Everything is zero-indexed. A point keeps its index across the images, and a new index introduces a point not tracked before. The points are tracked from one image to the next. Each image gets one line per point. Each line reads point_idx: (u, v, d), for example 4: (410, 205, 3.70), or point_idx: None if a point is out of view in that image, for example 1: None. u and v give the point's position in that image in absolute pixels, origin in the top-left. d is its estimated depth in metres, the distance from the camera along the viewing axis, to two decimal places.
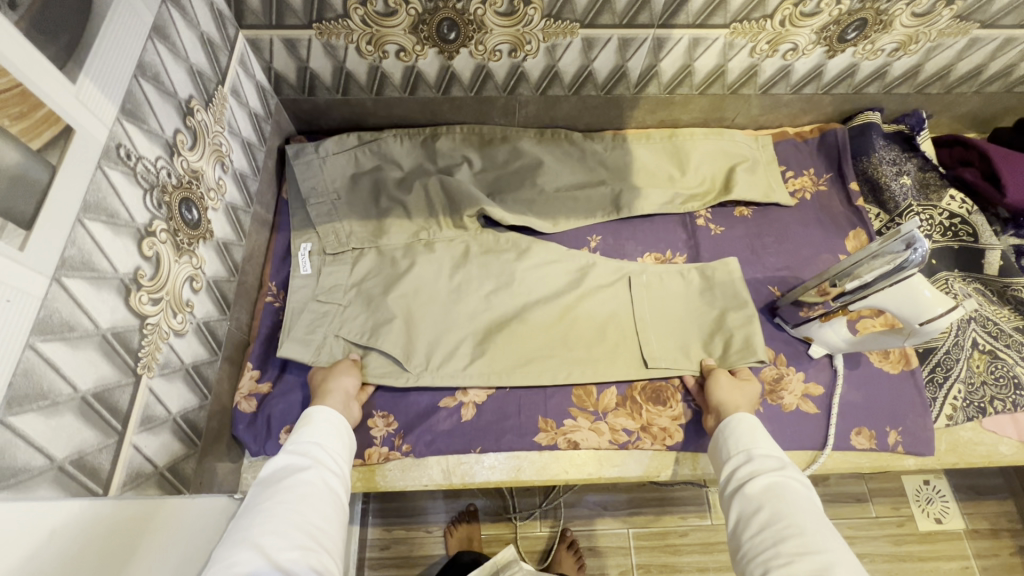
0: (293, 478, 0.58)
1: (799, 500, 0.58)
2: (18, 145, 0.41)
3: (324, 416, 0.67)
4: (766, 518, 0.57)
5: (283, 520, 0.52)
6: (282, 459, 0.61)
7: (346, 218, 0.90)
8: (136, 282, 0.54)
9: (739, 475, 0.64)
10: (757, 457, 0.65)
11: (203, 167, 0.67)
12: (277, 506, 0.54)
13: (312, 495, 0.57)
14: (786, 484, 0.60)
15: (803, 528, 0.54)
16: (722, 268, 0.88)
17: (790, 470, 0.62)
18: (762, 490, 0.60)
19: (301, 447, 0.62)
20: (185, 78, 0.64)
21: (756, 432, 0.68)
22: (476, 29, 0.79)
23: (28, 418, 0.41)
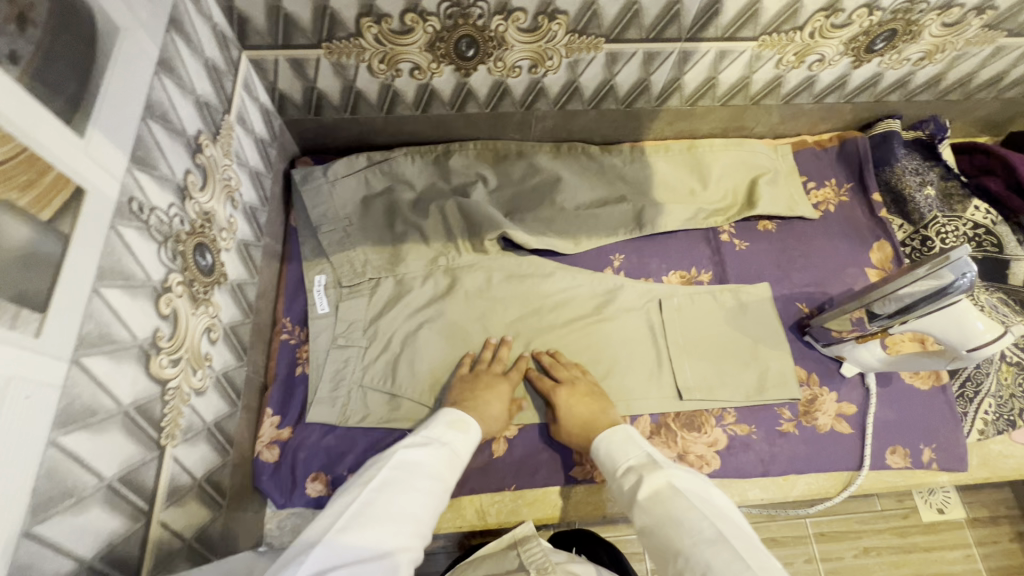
0: (430, 477, 0.58)
1: (671, 509, 0.52)
2: (28, 220, 0.36)
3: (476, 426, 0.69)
4: (661, 548, 0.51)
5: (412, 520, 0.53)
6: (427, 448, 0.61)
7: (360, 246, 0.86)
8: (156, 345, 0.49)
9: (628, 502, 0.59)
10: (629, 473, 0.60)
11: (214, 206, 0.62)
12: (412, 500, 0.54)
13: (434, 505, 0.57)
14: (660, 494, 0.55)
15: (682, 547, 0.49)
16: (752, 291, 0.87)
17: (649, 477, 0.57)
18: (643, 517, 0.54)
19: (442, 448, 0.63)
20: (193, 111, 0.59)
21: (617, 446, 0.64)
22: (496, 45, 0.75)
23: (53, 523, 0.37)
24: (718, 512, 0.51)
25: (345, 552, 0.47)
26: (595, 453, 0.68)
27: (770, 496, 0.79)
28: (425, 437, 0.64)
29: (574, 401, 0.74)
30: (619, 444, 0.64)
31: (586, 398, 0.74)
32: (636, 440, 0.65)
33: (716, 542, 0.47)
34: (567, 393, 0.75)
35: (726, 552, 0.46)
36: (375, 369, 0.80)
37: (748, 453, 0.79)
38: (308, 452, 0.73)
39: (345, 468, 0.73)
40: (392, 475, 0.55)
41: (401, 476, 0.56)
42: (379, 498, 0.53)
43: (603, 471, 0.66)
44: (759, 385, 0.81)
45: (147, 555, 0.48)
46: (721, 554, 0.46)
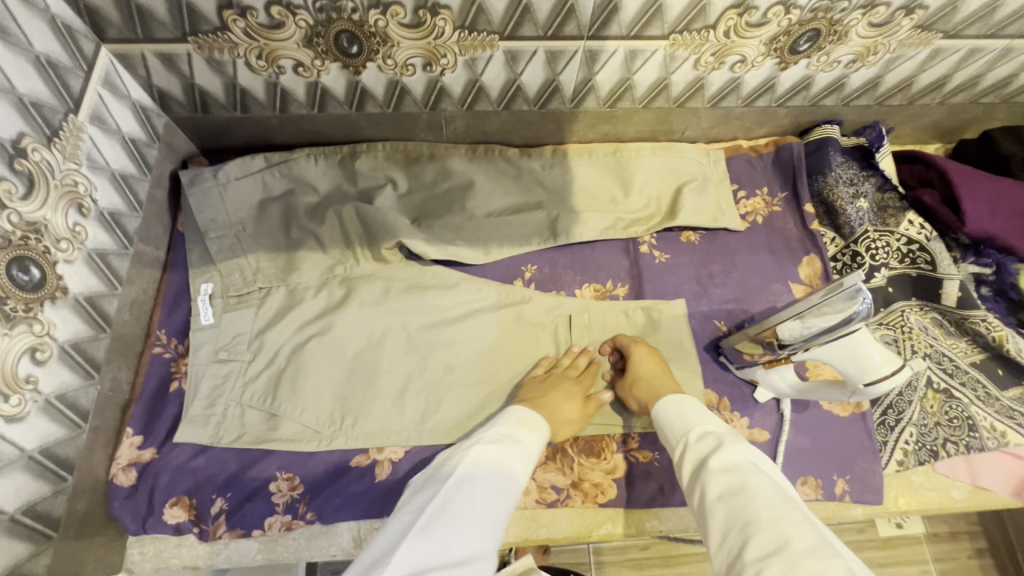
0: (506, 475, 0.58)
1: (750, 480, 0.52)
2: None
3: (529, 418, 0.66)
4: (730, 514, 0.51)
5: (495, 518, 0.53)
6: (511, 446, 0.61)
7: (251, 252, 0.81)
8: None
9: (693, 465, 0.59)
10: (702, 437, 0.60)
11: (48, 215, 0.58)
12: (485, 499, 0.54)
13: (511, 501, 0.56)
14: (737, 464, 0.55)
15: (757, 519, 0.49)
16: (666, 308, 0.82)
17: (729, 446, 0.57)
18: (715, 482, 0.54)
19: (522, 447, 0.62)
20: (12, 112, 0.54)
21: (689, 411, 0.65)
22: (380, 42, 0.69)
23: None
24: (791, 498, 0.52)
25: (440, 551, 0.48)
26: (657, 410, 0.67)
27: (671, 526, 0.75)
28: (501, 434, 0.62)
29: (650, 364, 0.74)
30: (691, 409, 0.65)
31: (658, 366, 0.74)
32: (707, 412, 0.65)
33: (803, 525, 0.48)
34: (642, 357, 0.75)
35: (812, 536, 0.46)
36: (254, 385, 0.75)
37: (648, 482, 0.75)
38: (171, 475, 0.69)
39: (213, 491, 0.69)
40: (465, 476, 0.55)
41: (483, 473, 0.56)
42: (460, 497, 0.53)
43: (661, 432, 0.66)
44: None
45: None
46: (804, 537, 0.46)
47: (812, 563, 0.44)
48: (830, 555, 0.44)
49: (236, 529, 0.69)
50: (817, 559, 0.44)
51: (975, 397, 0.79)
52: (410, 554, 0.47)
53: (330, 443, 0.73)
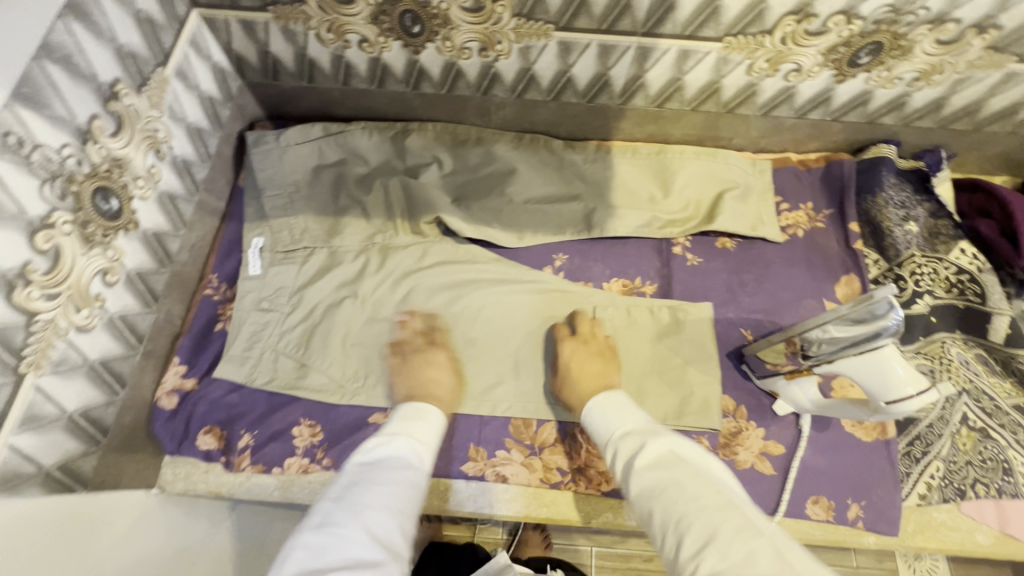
0: (398, 469, 0.57)
1: (678, 472, 0.52)
2: None
3: (435, 414, 0.67)
4: (658, 510, 0.51)
5: (391, 512, 0.52)
6: (395, 442, 0.60)
7: (302, 214, 0.87)
8: (25, 278, 0.52)
9: (620, 463, 0.58)
10: (625, 436, 0.60)
11: (131, 154, 0.64)
12: (378, 494, 0.53)
13: (410, 491, 0.56)
14: (660, 457, 0.55)
15: (686, 513, 0.49)
16: (692, 309, 0.82)
17: (650, 441, 0.57)
18: (643, 479, 0.54)
19: (406, 438, 0.61)
20: (111, 59, 0.60)
21: (610, 411, 0.65)
22: (441, 24, 0.73)
23: None
24: (719, 483, 0.52)
25: (328, 557, 0.46)
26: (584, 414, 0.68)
27: None
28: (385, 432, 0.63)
29: (581, 368, 0.74)
30: (614, 408, 0.65)
31: (587, 369, 0.74)
32: (630, 406, 0.65)
33: (726, 510, 0.48)
34: (575, 358, 0.75)
35: (737, 521, 0.47)
36: (290, 334, 0.80)
37: None
38: (207, 406, 0.75)
39: (242, 427, 0.75)
40: (351, 482, 0.54)
41: (365, 475, 0.55)
42: (346, 499, 0.52)
43: (591, 436, 0.66)
44: (679, 410, 0.76)
45: None
46: (732, 525, 0.46)
47: (746, 550, 0.44)
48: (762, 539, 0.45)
49: (259, 465, 0.74)
50: (741, 545, 0.45)
51: (1015, 442, 0.74)
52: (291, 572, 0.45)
53: (351, 397, 0.78)
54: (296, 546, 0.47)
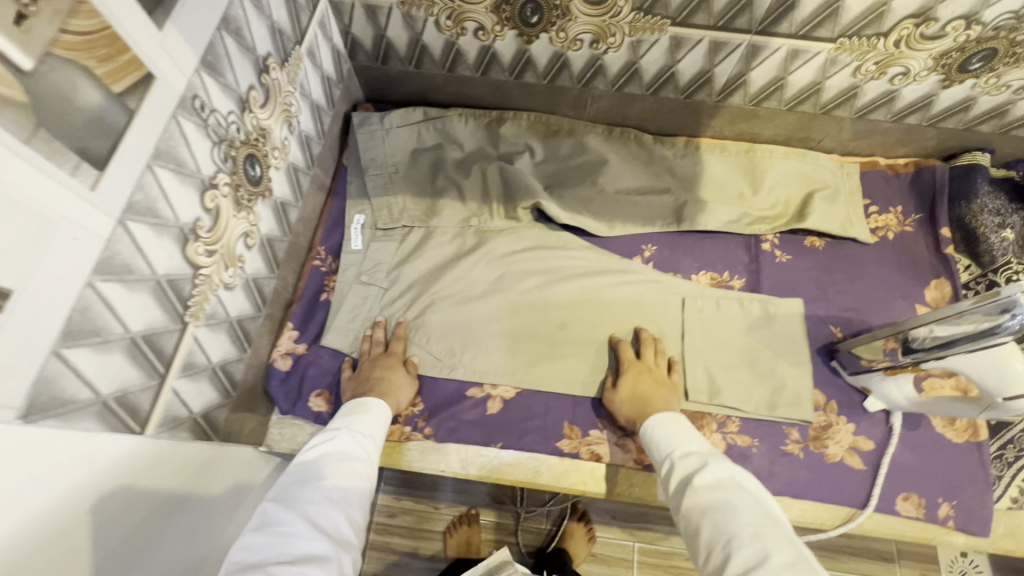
0: (341, 462, 0.58)
1: (735, 498, 0.52)
2: (102, 88, 0.41)
3: (379, 407, 0.69)
4: (711, 531, 0.51)
5: (335, 504, 0.53)
6: (335, 439, 0.61)
7: (401, 193, 0.90)
8: (195, 233, 0.55)
9: (676, 484, 0.59)
10: (686, 456, 0.60)
11: (272, 125, 0.68)
12: (322, 488, 0.54)
13: (357, 486, 0.57)
14: (721, 481, 0.55)
15: (740, 537, 0.49)
16: (782, 304, 0.84)
17: (714, 463, 0.57)
18: (703, 497, 0.54)
19: (345, 431, 0.63)
20: (266, 35, 0.64)
21: (675, 429, 0.65)
22: (560, 15, 0.76)
23: (80, 352, 0.43)
24: (775, 514, 0.52)
25: (269, 552, 0.46)
26: (646, 425, 0.69)
27: None
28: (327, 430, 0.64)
29: (641, 381, 0.75)
30: (679, 428, 0.65)
31: (653, 385, 0.75)
32: (693, 431, 0.65)
33: (779, 541, 0.48)
34: (635, 372, 0.76)
35: (789, 553, 0.47)
36: (391, 308, 0.84)
37: (744, 465, 0.76)
38: (316, 371, 0.78)
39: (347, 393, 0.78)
40: (293, 479, 0.54)
41: (309, 470, 0.56)
42: (292, 497, 0.52)
43: (651, 450, 0.67)
44: (770, 401, 0.78)
45: (161, 412, 0.54)
46: (781, 555, 0.46)
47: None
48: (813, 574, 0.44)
49: None
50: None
51: None
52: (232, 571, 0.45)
53: (450, 372, 0.80)
54: (240, 547, 0.47)
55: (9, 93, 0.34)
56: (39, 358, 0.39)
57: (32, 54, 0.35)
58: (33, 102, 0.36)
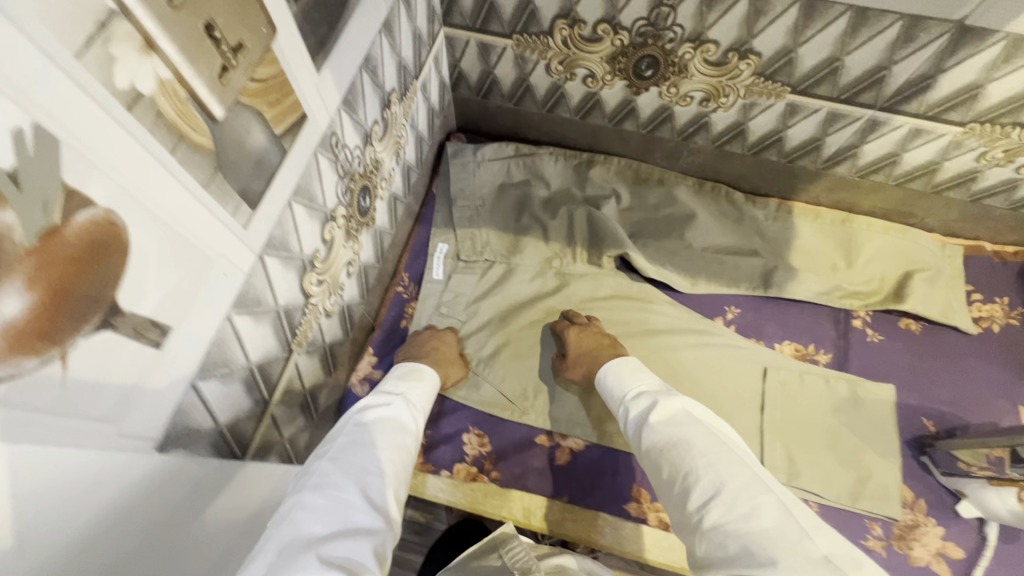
0: (393, 437, 0.58)
1: (688, 430, 0.55)
2: (267, 130, 0.42)
3: (432, 375, 0.72)
4: (670, 465, 0.53)
5: (385, 471, 0.53)
6: (390, 405, 0.62)
7: (486, 227, 0.90)
8: (311, 264, 0.56)
9: (635, 425, 0.61)
10: (639, 398, 0.63)
11: (384, 157, 0.69)
12: (374, 454, 0.54)
13: (404, 454, 0.58)
14: (673, 417, 0.58)
15: (696, 467, 0.51)
16: (872, 388, 0.80)
17: (664, 401, 0.60)
18: (658, 435, 0.57)
19: (397, 406, 0.63)
20: (394, 71, 0.65)
21: (627, 373, 0.67)
22: (677, 72, 0.75)
23: (210, 383, 0.44)
24: (725, 438, 0.54)
25: (323, 513, 0.47)
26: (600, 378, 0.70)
27: None
28: (382, 393, 0.65)
29: (584, 335, 0.78)
30: (630, 370, 0.67)
31: (595, 336, 0.78)
32: (645, 369, 0.68)
33: (731, 465, 0.50)
34: (573, 330, 0.79)
35: (744, 477, 0.49)
36: (467, 342, 0.83)
37: None
38: None
39: None
40: (347, 442, 0.55)
41: (363, 440, 0.55)
42: (344, 466, 0.52)
43: (607, 399, 0.69)
44: (853, 491, 0.74)
45: (258, 439, 0.55)
46: (737, 478, 0.49)
47: (746, 503, 0.47)
48: (762, 491, 0.47)
49: (428, 464, 0.77)
50: (749, 496, 0.47)
51: None
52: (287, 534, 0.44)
53: (521, 416, 0.79)
54: (294, 512, 0.47)
55: (200, 140, 0.35)
56: (178, 391, 0.40)
57: (226, 104, 0.36)
58: (216, 147, 0.37)
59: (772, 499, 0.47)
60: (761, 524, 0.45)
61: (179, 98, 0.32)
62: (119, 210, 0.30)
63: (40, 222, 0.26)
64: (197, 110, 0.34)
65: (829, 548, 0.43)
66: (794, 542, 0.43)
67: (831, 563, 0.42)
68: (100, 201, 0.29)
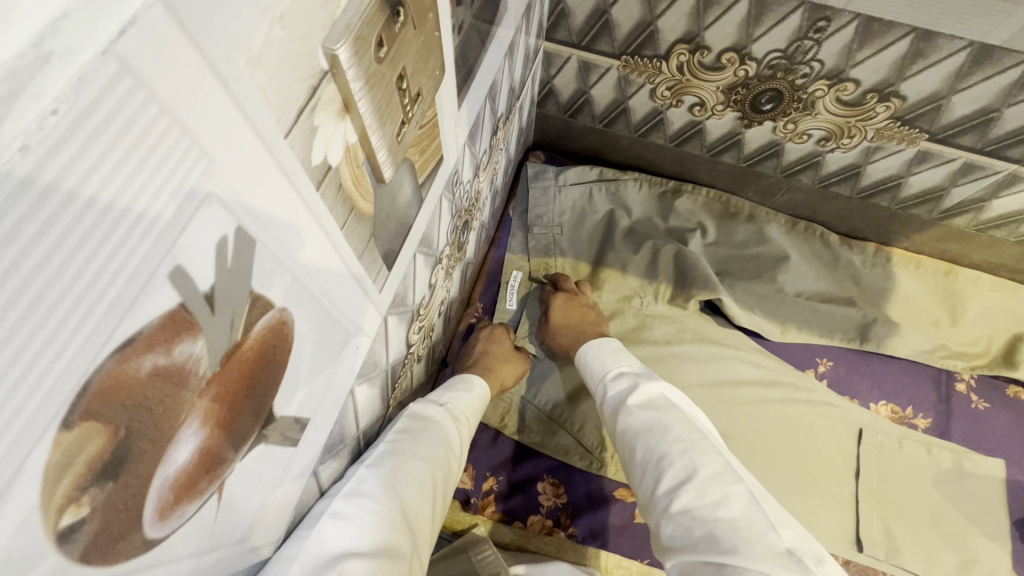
0: (440, 443, 0.51)
1: (666, 415, 0.51)
2: (414, 181, 0.36)
3: (481, 386, 0.63)
4: (644, 449, 0.50)
5: (423, 495, 0.46)
6: (439, 412, 0.54)
7: (563, 256, 0.85)
8: (418, 312, 0.50)
9: (612, 406, 0.57)
10: (618, 379, 0.59)
11: (483, 186, 0.63)
12: (416, 470, 0.46)
13: (445, 474, 0.50)
14: (653, 401, 0.54)
15: (670, 452, 0.48)
16: (980, 462, 0.74)
17: (645, 384, 0.56)
18: (635, 417, 0.52)
19: (448, 411, 0.55)
20: (506, 94, 0.59)
21: (609, 355, 0.63)
22: (801, 108, 0.68)
23: (327, 464, 0.38)
24: (705, 427, 0.51)
25: (354, 534, 0.39)
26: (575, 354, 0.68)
27: None
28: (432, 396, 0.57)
29: (570, 308, 0.76)
30: (615, 353, 0.63)
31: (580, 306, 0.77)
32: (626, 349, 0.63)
33: (708, 453, 0.47)
34: (558, 300, 0.77)
35: (720, 464, 0.46)
36: (543, 381, 0.78)
37: None
38: None
39: (486, 469, 0.74)
40: (390, 448, 0.47)
41: (407, 444, 0.48)
42: (385, 472, 0.44)
43: (584, 376, 0.64)
44: None
45: None
46: (710, 465, 0.46)
47: (718, 491, 0.44)
48: (733, 481, 0.44)
49: (500, 513, 0.72)
50: (722, 484, 0.44)
51: None
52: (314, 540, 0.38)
53: (599, 468, 0.73)
54: (323, 511, 0.40)
55: (365, 208, 0.29)
56: (301, 483, 0.34)
57: (395, 163, 0.30)
58: (376, 211, 0.31)
59: (745, 489, 0.44)
60: (730, 514, 0.42)
61: (357, 164, 0.26)
62: (292, 305, 0.24)
63: (224, 342, 0.20)
64: (370, 173, 0.28)
65: (796, 540, 0.41)
66: (762, 533, 0.41)
67: (794, 556, 0.40)
68: (276, 301, 0.23)
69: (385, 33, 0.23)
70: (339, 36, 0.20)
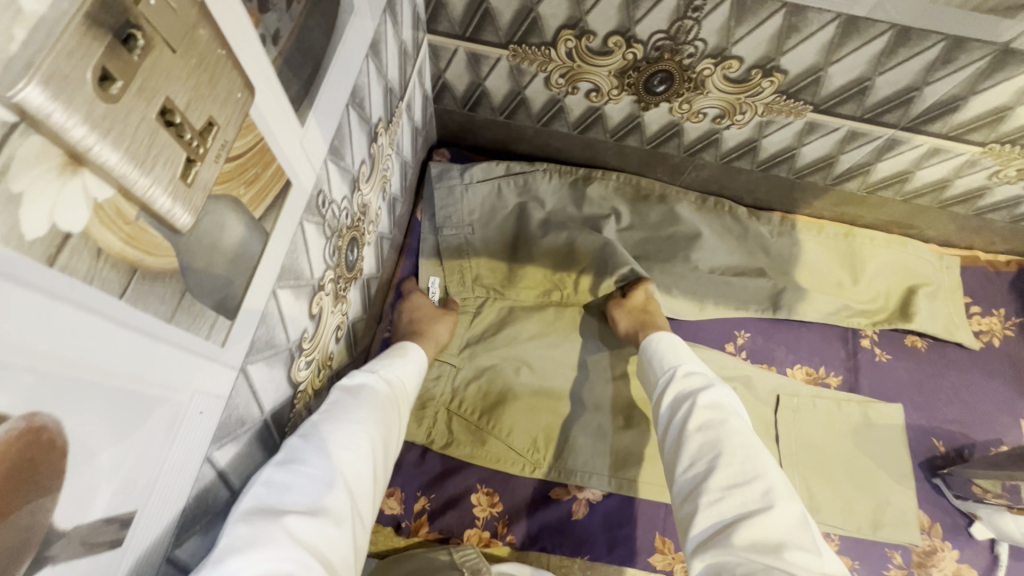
0: (377, 409, 0.48)
1: (733, 421, 0.50)
2: (245, 218, 0.32)
3: (417, 357, 0.59)
4: (704, 444, 0.49)
5: (364, 456, 0.44)
6: (376, 382, 0.51)
7: (477, 256, 0.82)
8: (299, 348, 0.46)
9: (673, 396, 0.55)
10: (687, 374, 0.57)
11: (371, 198, 0.58)
12: (353, 434, 0.44)
13: (387, 440, 0.48)
14: (721, 404, 0.52)
15: (733, 455, 0.47)
16: (884, 412, 0.79)
17: (718, 387, 0.54)
18: (703, 413, 0.51)
19: (385, 379, 0.52)
20: (380, 97, 0.54)
21: (678, 349, 0.60)
22: (692, 88, 0.68)
23: (189, 543, 0.34)
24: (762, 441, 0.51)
25: (290, 495, 0.38)
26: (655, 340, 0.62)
27: None
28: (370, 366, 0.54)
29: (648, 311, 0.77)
30: (686, 349, 0.60)
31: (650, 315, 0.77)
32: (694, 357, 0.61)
33: (773, 468, 0.47)
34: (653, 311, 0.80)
35: (781, 480, 0.46)
36: (467, 390, 0.76)
37: None
38: None
39: (417, 488, 0.71)
40: (325, 415, 0.45)
41: (342, 410, 0.46)
42: (321, 436, 0.42)
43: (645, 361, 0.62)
44: (874, 521, 0.73)
45: None
46: (770, 477, 0.46)
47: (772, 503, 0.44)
48: (788, 499, 0.44)
49: (436, 532, 0.69)
50: (780, 497, 0.44)
51: None
52: (246, 506, 0.36)
53: (532, 471, 0.73)
54: (256, 480, 0.38)
55: (160, 265, 0.25)
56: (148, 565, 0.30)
57: (193, 208, 0.25)
58: (183, 263, 0.26)
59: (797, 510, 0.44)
60: (780, 527, 0.42)
61: (127, 221, 0.22)
62: (45, 406, 0.20)
63: None
64: (152, 225, 0.24)
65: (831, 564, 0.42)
66: (804, 550, 0.41)
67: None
68: (12, 410, 0.19)
69: (111, 63, 0.19)
70: (17, 77, 0.16)
